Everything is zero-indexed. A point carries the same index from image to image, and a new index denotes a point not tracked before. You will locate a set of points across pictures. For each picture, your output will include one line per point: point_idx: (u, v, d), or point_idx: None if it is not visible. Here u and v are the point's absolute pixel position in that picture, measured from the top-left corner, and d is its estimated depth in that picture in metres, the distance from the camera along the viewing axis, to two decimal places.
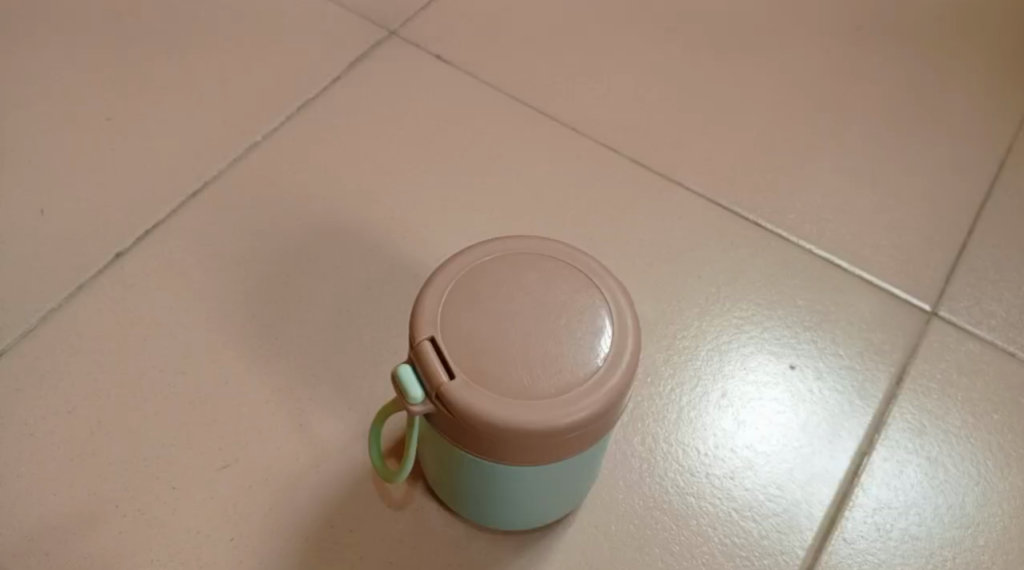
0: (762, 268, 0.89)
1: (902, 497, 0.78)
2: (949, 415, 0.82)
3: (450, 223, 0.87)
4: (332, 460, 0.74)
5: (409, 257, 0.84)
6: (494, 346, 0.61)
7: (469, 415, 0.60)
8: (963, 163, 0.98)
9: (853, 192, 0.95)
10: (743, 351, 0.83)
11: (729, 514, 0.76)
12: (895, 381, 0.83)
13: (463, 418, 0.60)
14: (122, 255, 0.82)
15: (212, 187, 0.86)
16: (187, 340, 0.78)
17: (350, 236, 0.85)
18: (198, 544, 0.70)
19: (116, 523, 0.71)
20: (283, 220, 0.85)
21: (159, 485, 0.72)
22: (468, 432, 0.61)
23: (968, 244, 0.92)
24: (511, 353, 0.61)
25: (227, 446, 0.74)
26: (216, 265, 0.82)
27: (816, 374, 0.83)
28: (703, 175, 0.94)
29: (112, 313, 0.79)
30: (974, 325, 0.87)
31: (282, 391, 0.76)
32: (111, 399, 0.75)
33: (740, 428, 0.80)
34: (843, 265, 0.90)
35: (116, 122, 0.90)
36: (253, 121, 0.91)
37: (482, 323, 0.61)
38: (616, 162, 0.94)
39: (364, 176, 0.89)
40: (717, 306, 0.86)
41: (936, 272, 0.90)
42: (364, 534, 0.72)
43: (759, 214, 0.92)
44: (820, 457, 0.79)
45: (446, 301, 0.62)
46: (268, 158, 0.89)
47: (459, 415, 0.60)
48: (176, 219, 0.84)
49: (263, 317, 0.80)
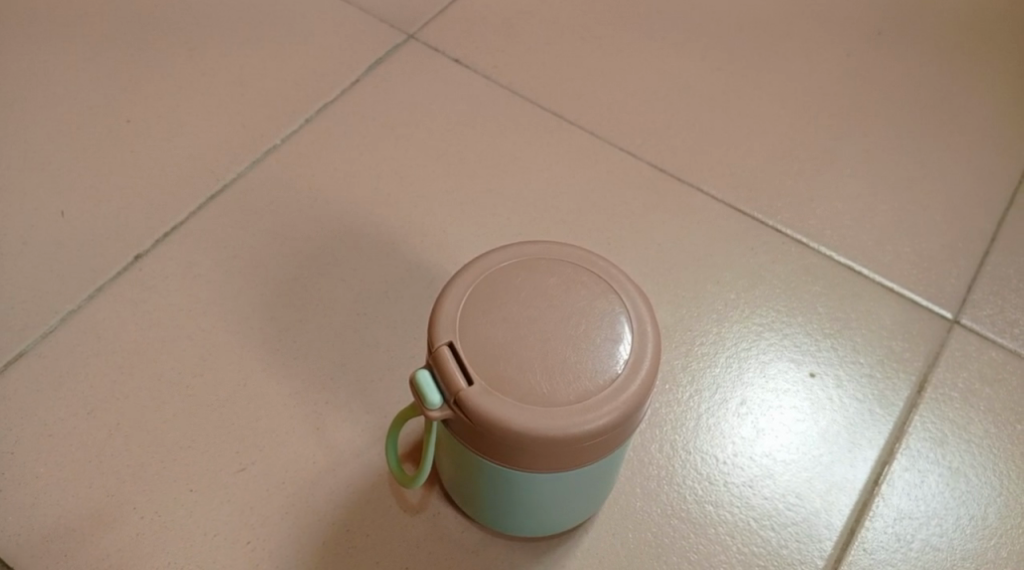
0: (783, 275, 0.88)
1: (923, 507, 0.77)
2: (972, 424, 0.81)
3: (468, 226, 0.86)
4: (349, 464, 0.74)
5: (426, 261, 0.84)
6: (512, 350, 0.61)
7: (487, 421, 0.59)
8: (987, 169, 0.97)
9: (875, 198, 0.94)
10: (762, 358, 0.83)
11: (748, 523, 0.76)
12: (917, 389, 0.83)
13: (481, 425, 0.60)
14: (140, 256, 0.82)
15: (231, 188, 0.86)
16: (205, 342, 0.78)
17: (368, 239, 0.85)
18: (215, 547, 0.70)
19: (134, 525, 0.71)
20: (301, 221, 0.85)
21: (177, 487, 0.72)
22: (485, 438, 0.60)
23: (991, 251, 0.92)
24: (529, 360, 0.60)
25: (243, 448, 0.74)
26: (235, 268, 0.82)
27: (836, 382, 0.82)
28: (722, 180, 0.94)
29: (131, 315, 0.79)
30: (997, 333, 0.86)
31: (299, 394, 0.76)
32: (129, 400, 0.75)
33: (759, 435, 0.79)
34: (865, 272, 0.89)
35: (136, 124, 0.90)
36: (271, 124, 0.91)
37: (502, 328, 0.61)
38: (635, 166, 0.93)
39: (382, 178, 0.89)
40: (736, 312, 0.85)
41: (958, 280, 0.89)
42: (380, 538, 0.72)
43: (780, 220, 0.92)
44: (839, 466, 0.78)
45: (466, 303, 0.62)
46: (287, 161, 0.88)
47: (477, 421, 0.60)
48: (195, 220, 0.84)
49: (281, 320, 0.80)
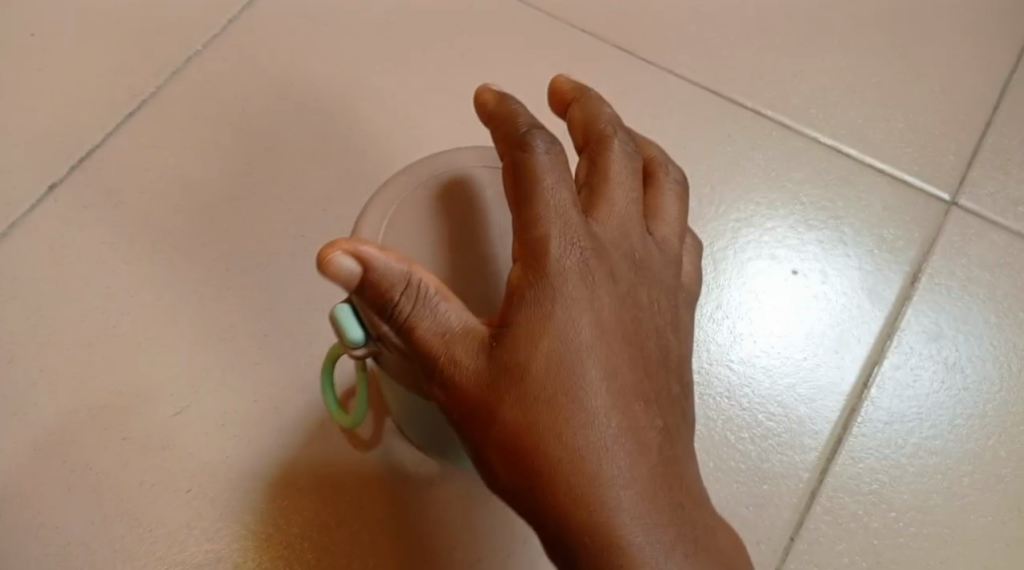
0: (763, 160, 0.81)
1: (916, 407, 0.73)
2: (971, 315, 0.76)
3: (415, 129, 0.79)
4: (293, 401, 0.70)
5: (370, 172, 0.77)
6: (458, 255, 0.56)
7: (427, 344, 0.50)
8: (989, 30, 0.88)
9: (864, 71, 0.86)
10: (740, 258, 0.77)
11: (726, 437, 0.72)
12: (910, 280, 0.77)
13: (425, 346, 0.50)
14: (56, 185, 0.75)
15: (151, 101, 0.78)
16: (131, 278, 0.72)
17: (304, 152, 0.78)
18: (154, 498, 0.66)
19: (65, 479, 0.66)
20: (231, 134, 0.78)
21: (109, 436, 0.68)
22: (433, 373, 0.51)
23: (994, 121, 0.84)
24: (474, 265, 0.56)
25: (178, 390, 0.69)
26: (161, 192, 0.75)
27: (821, 278, 0.77)
28: (695, 60, 0.85)
29: (48, 252, 0.73)
30: (998, 214, 0.80)
31: (236, 328, 0.71)
32: (53, 346, 0.70)
33: (736, 341, 0.74)
34: (852, 154, 0.82)
35: (42, 38, 0.80)
36: (194, 25, 0.82)
37: (441, 234, 0.56)
38: (598, 48, 0.85)
39: (320, 82, 0.81)
40: (711, 210, 0.79)
41: (957, 156, 0.82)
42: (329, 475, 0.68)
43: (760, 102, 0.84)
44: (825, 369, 0.74)
45: (400, 203, 0.57)
46: (213, 69, 0.80)
47: (420, 339, 0.50)
48: (115, 140, 0.77)
49: (212, 249, 0.73)
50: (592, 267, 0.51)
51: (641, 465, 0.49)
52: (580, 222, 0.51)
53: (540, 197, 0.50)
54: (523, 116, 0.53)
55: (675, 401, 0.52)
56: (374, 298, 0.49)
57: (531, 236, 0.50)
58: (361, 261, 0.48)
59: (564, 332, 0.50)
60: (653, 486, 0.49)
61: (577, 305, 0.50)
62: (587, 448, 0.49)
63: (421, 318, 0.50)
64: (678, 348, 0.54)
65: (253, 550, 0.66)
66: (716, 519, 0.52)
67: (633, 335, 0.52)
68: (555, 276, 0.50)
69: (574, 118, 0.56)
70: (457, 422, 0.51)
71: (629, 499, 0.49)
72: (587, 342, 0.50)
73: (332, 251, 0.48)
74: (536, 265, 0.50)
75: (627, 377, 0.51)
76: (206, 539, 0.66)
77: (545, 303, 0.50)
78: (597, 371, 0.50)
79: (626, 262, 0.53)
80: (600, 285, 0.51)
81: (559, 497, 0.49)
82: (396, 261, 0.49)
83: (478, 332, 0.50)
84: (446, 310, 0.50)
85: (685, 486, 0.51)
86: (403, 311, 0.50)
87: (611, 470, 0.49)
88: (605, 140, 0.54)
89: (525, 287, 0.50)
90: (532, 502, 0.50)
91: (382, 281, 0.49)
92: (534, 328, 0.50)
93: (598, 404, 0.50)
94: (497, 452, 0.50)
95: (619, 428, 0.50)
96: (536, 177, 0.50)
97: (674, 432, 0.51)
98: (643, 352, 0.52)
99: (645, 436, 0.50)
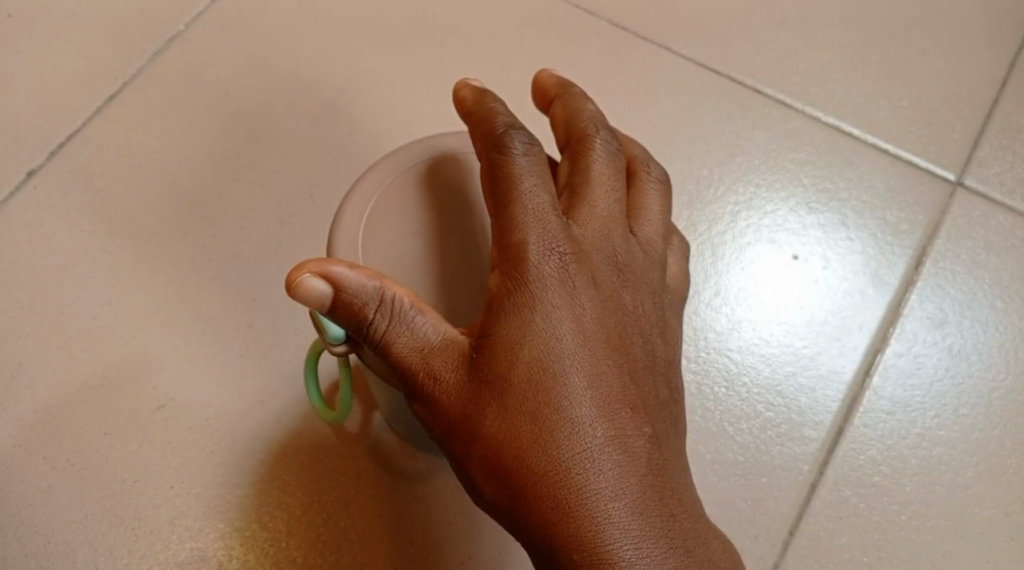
0: (762, 141, 0.79)
1: (920, 395, 0.71)
2: (977, 301, 0.74)
3: (402, 111, 0.77)
4: (278, 394, 0.68)
5: (357, 156, 0.75)
6: (441, 248, 0.54)
7: (404, 360, 0.48)
8: (996, 3, 0.85)
9: (867, 47, 0.83)
10: (739, 243, 0.75)
11: (722, 428, 0.70)
12: (914, 265, 0.75)
13: (403, 361, 0.48)
14: (34, 172, 0.73)
15: (131, 84, 0.76)
16: (111, 268, 0.70)
17: (289, 136, 0.75)
18: (135, 495, 0.65)
19: (45, 476, 0.65)
20: (213, 118, 0.76)
21: (90, 432, 0.66)
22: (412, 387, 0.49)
23: (1001, 98, 0.81)
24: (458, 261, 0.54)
25: (160, 384, 0.67)
26: (141, 179, 0.73)
27: (821, 262, 0.75)
28: (692, 36, 0.82)
29: (26, 241, 0.71)
30: (1006, 196, 0.78)
31: (219, 319, 0.69)
32: (32, 338, 0.68)
33: (734, 329, 0.72)
34: (855, 134, 0.80)
35: (19, 18, 0.78)
36: (175, 5, 0.79)
37: (424, 227, 0.54)
38: (593, 25, 0.82)
39: (306, 63, 0.78)
40: (709, 193, 0.77)
41: (964, 135, 0.80)
42: (316, 471, 0.66)
43: (759, 80, 0.81)
44: (825, 357, 0.72)
45: (381, 193, 0.55)
46: (194, 49, 0.78)
47: (397, 356, 0.48)
48: (94, 125, 0.75)
49: (194, 238, 0.71)
50: (573, 273, 0.49)
51: (630, 475, 0.48)
52: (560, 225, 0.50)
53: (519, 202, 0.49)
54: (501, 114, 0.51)
55: (664, 407, 0.51)
56: (347, 318, 0.48)
57: (509, 243, 0.49)
58: (332, 283, 0.47)
59: (545, 340, 0.48)
60: (644, 496, 0.48)
61: (557, 311, 0.49)
62: (573, 459, 0.47)
63: (398, 336, 0.48)
64: (667, 353, 0.52)
65: (238, 549, 0.64)
66: (710, 529, 0.50)
67: (618, 340, 0.50)
68: (534, 282, 0.49)
69: (556, 115, 0.55)
70: (441, 438, 0.50)
71: (618, 510, 0.47)
72: (569, 349, 0.49)
73: (301, 274, 0.47)
74: (516, 272, 0.49)
75: (612, 385, 0.49)
76: (190, 537, 0.64)
77: (525, 310, 0.48)
78: (580, 378, 0.48)
79: (608, 266, 0.51)
80: (581, 291, 0.50)
81: (545, 511, 0.47)
82: (367, 279, 0.47)
83: (457, 344, 0.49)
84: (422, 325, 0.48)
85: (678, 496, 0.49)
86: (378, 328, 0.48)
87: (599, 481, 0.47)
88: (586, 140, 0.53)
89: (503, 296, 0.49)
90: (519, 517, 0.48)
91: (354, 300, 0.47)
92: (514, 338, 0.48)
93: (583, 415, 0.48)
94: (479, 467, 0.48)
95: (605, 439, 0.48)
96: (514, 181, 0.49)
97: (664, 439, 0.50)
98: (629, 358, 0.50)
99: (632, 445, 0.48)
